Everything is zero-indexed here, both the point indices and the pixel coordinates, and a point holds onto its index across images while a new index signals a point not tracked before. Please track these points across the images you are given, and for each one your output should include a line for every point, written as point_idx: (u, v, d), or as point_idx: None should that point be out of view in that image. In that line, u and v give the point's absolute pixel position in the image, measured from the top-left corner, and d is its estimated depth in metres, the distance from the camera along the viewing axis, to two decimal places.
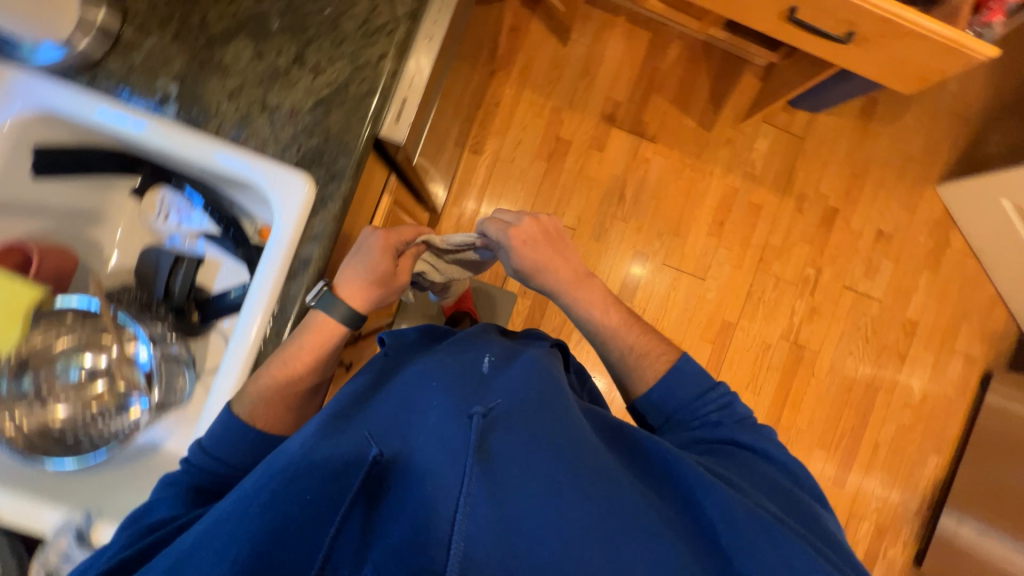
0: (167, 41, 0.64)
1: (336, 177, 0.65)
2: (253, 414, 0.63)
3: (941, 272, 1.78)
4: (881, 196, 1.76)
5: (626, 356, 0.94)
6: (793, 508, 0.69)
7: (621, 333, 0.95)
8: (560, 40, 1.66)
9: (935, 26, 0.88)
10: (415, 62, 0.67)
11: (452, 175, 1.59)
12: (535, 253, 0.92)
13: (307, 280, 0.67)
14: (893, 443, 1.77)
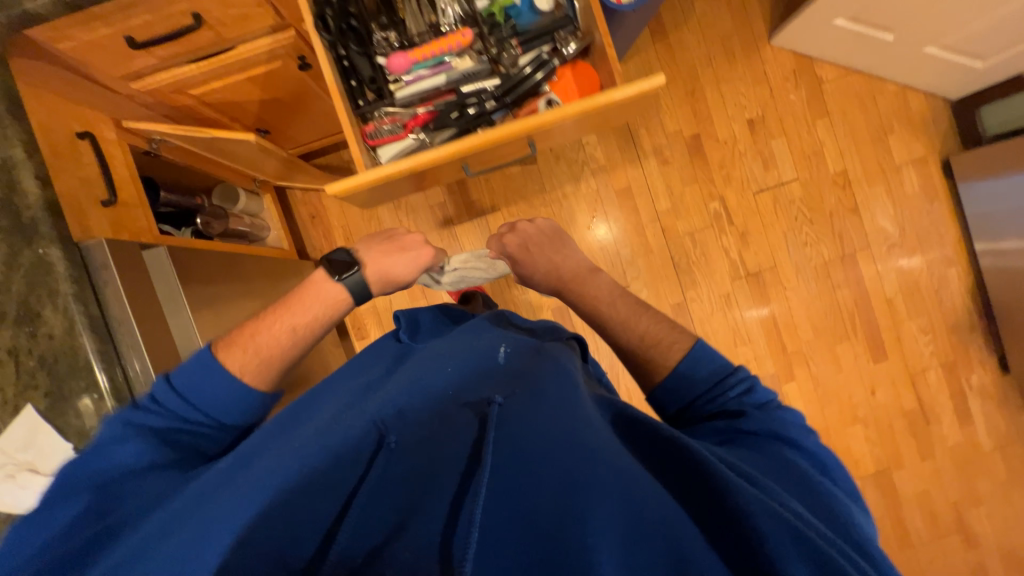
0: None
1: None
2: (239, 367, 0.75)
3: (834, 108, 1.62)
4: (728, 88, 1.60)
5: (656, 338, 0.85)
6: (821, 512, 0.58)
7: (638, 316, 0.90)
8: None
9: (629, 91, 0.71)
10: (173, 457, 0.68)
11: None
12: (536, 259, 1.04)
13: None
14: (904, 288, 1.64)
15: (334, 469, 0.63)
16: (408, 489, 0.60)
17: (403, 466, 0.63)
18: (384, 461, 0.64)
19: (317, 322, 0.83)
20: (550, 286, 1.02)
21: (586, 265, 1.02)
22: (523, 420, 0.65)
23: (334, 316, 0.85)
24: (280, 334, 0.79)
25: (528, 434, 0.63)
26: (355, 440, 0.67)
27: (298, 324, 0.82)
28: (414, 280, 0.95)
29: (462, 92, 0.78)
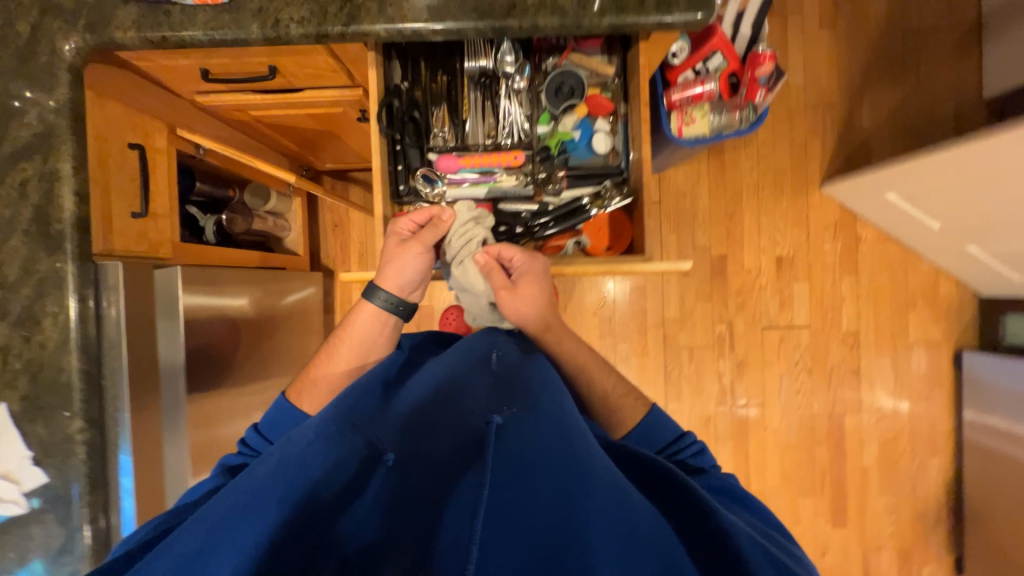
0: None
1: None
2: (306, 405, 0.73)
3: (865, 270, 1.61)
4: (766, 221, 1.61)
5: (612, 397, 0.76)
6: (789, 554, 0.53)
7: (596, 369, 0.78)
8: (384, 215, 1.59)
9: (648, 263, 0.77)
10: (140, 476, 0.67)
11: None
12: (541, 288, 0.74)
13: None
14: (883, 462, 1.62)
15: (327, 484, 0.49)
16: (417, 524, 0.47)
17: (408, 490, 0.50)
18: (386, 486, 0.49)
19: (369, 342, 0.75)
20: (539, 320, 0.74)
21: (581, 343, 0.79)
22: (526, 434, 0.53)
23: (382, 345, 0.75)
24: (332, 363, 0.75)
25: (539, 455, 0.51)
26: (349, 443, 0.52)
27: (359, 349, 0.75)
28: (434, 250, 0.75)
29: (500, 207, 0.81)
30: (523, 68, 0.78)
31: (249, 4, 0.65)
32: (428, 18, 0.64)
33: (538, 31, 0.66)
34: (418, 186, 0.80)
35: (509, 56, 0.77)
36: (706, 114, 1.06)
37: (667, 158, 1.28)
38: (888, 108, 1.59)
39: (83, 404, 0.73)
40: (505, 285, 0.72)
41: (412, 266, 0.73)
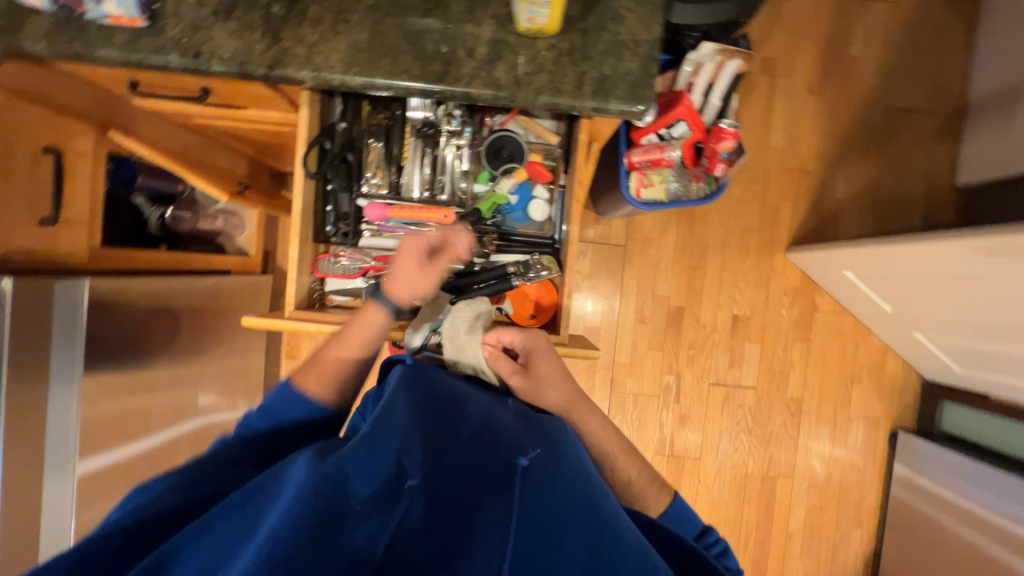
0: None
1: None
2: (305, 381, 0.69)
3: (818, 338, 1.63)
4: (728, 278, 1.61)
5: (634, 484, 0.73)
6: None
7: (620, 456, 0.77)
8: None
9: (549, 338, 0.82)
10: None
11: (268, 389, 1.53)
12: (551, 365, 0.77)
13: None
14: (809, 527, 1.65)
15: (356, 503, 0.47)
16: (449, 546, 0.46)
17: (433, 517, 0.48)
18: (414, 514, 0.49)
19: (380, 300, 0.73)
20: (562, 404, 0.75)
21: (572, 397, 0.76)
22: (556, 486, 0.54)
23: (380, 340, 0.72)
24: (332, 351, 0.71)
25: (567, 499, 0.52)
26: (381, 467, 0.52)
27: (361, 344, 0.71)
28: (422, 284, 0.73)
29: None
30: (464, 126, 0.77)
31: (172, 32, 0.62)
32: (357, 71, 0.62)
33: (472, 98, 0.64)
34: (347, 178, 0.77)
35: (452, 111, 0.76)
36: (664, 179, 1.05)
37: (631, 210, 1.27)
38: (863, 181, 1.59)
39: None
40: (517, 373, 0.74)
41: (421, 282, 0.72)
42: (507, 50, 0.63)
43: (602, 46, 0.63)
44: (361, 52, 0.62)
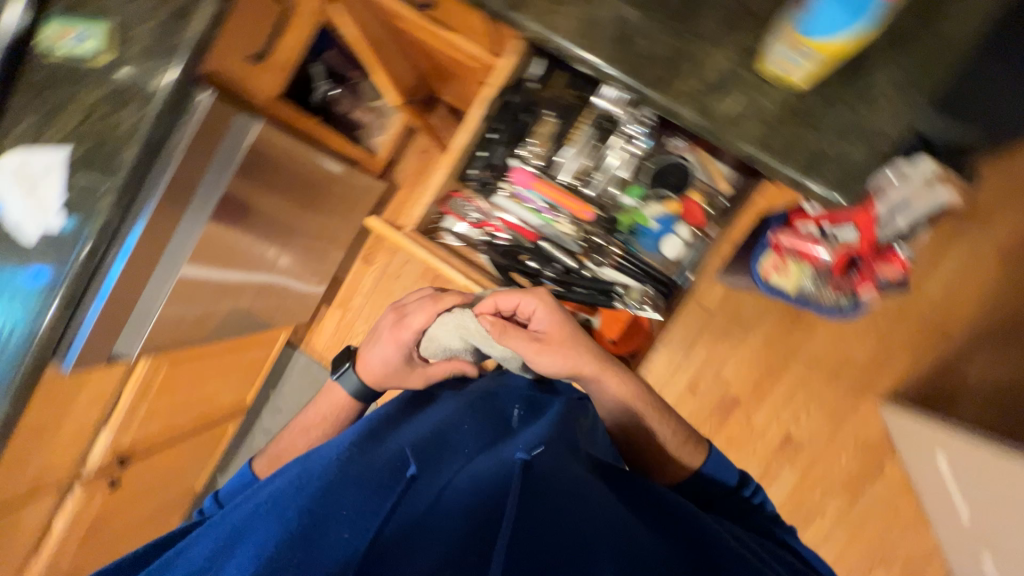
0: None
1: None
2: (259, 466, 0.91)
3: (864, 504, 1.47)
4: (801, 397, 1.48)
5: (669, 439, 0.89)
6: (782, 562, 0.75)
7: (648, 412, 0.91)
8: None
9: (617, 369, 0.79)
10: (108, 238, 0.77)
11: (334, 279, 1.63)
12: (557, 320, 0.81)
13: None
14: None
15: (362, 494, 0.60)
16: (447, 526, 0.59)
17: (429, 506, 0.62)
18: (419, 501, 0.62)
19: (393, 376, 0.90)
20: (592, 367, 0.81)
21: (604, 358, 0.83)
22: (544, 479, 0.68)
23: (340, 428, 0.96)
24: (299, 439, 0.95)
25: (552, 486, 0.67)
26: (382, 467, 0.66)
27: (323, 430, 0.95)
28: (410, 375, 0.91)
29: (542, 245, 0.82)
30: (648, 137, 0.74)
31: None
32: (580, 45, 0.61)
33: (674, 115, 0.61)
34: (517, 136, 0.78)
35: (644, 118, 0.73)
36: (800, 274, 0.97)
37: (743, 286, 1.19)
38: (1006, 374, 1.38)
39: (117, 189, 0.74)
40: (531, 342, 0.79)
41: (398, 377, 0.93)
42: (737, 85, 0.59)
43: (837, 120, 0.57)
44: (595, 27, 0.61)
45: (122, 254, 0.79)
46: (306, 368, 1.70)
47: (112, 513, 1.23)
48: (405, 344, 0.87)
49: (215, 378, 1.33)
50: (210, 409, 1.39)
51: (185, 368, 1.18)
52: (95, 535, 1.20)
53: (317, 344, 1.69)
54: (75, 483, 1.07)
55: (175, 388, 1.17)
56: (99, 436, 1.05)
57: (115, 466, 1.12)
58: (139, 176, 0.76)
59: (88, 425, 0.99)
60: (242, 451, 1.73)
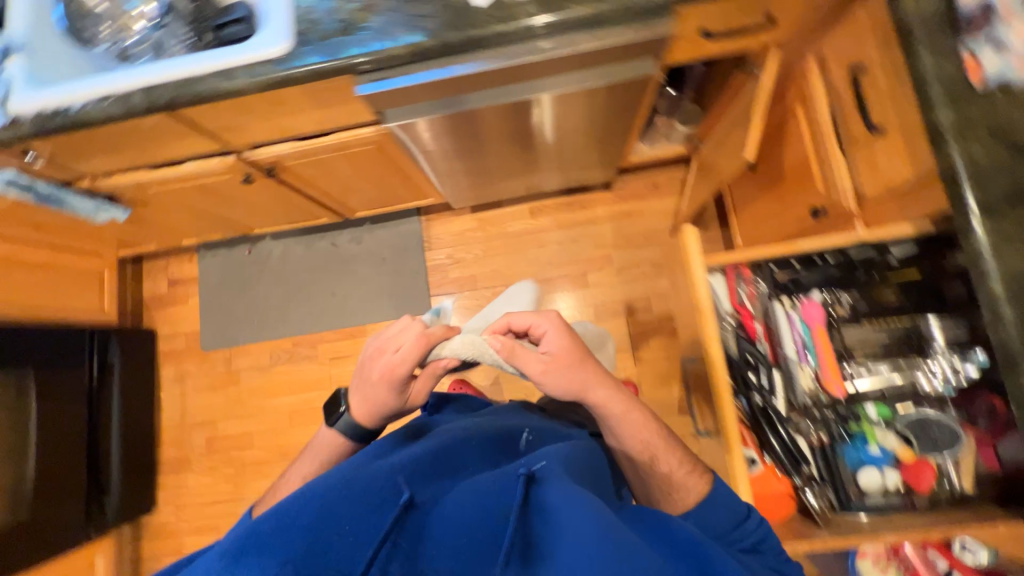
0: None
1: (307, 65, 0.79)
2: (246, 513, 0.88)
3: None
4: None
5: (675, 474, 0.80)
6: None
7: (661, 448, 0.82)
8: (669, 227, 1.60)
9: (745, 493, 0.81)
10: (504, 44, 0.77)
11: (497, 201, 1.65)
12: (572, 342, 0.79)
13: (234, 83, 0.80)
14: None
15: (357, 518, 0.58)
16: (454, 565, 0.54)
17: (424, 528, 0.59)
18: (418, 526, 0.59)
19: (386, 406, 0.84)
20: (606, 388, 0.80)
21: (630, 402, 0.82)
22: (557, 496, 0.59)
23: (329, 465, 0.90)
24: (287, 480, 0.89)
25: (556, 510, 0.55)
26: (375, 483, 0.63)
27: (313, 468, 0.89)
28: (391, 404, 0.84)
29: (780, 370, 0.87)
30: (945, 387, 0.82)
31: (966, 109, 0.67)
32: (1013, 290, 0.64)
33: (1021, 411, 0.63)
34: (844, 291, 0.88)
35: (958, 368, 0.81)
36: None
37: None
38: None
39: (550, 18, 0.75)
40: (541, 359, 0.78)
41: (372, 410, 0.85)
42: None
43: None
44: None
45: (491, 59, 0.78)
46: (410, 235, 1.71)
47: (214, 197, 1.26)
48: (393, 379, 0.81)
49: (369, 184, 1.34)
50: (337, 198, 1.41)
51: (374, 159, 1.17)
52: (187, 194, 1.21)
53: (433, 228, 1.71)
54: (233, 155, 1.06)
55: (355, 159, 1.16)
56: (286, 143, 1.05)
57: (262, 171, 1.14)
58: (571, 26, 0.76)
59: (295, 131, 1.01)
60: (306, 242, 1.75)
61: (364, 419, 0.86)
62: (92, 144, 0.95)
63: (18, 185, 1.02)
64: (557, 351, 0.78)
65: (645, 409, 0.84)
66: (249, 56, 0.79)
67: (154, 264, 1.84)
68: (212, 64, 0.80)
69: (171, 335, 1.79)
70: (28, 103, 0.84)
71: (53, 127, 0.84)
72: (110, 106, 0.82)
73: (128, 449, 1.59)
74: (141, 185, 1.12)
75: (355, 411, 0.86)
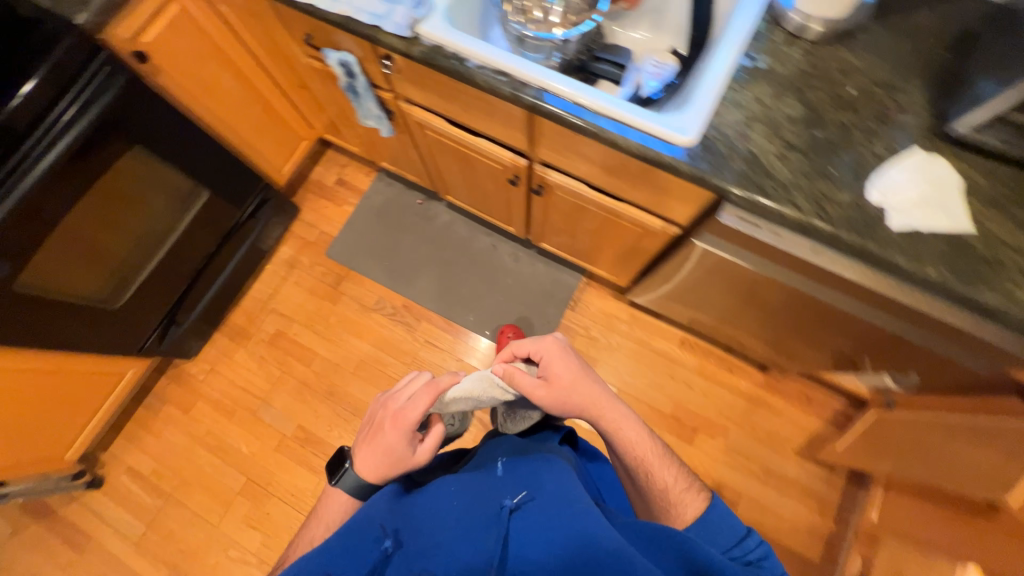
0: (804, 44, 0.84)
1: (699, 168, 0.77)
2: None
3: None
4: None
5: (670, 489, 0.77)
6: None
7: (655, 462, 0.80)
8: (800, 444, 1.49)
9: None
10: (891, 270, 0.73)
11: (661, 313, 1.59)
12: (567, 365, 0.85)
13: (619, 138, 0.79)
14: None
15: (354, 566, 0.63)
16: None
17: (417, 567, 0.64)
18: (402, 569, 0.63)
19: (397, 462, 0.76)
20: (612, 408, 0.84)
21: (622, 412, 0.84)
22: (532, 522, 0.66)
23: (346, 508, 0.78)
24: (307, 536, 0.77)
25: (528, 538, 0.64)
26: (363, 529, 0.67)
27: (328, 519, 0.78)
28: (403, 457, 0.76)
29: None
30: None
31: None
32: None
33: None
34: None
35: None
36: None
37: None
38: None
39: (958, 282, 0.69)
40: (537, 385, 0.82)
41: (380, 458, 0.76)
42: None
43: None
44: None
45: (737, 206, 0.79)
46: (563, 285, 1.68)
47: (461, 165, 1.26)
48: (402, 427, 0.75)
49: (587, 238, 1.31)
50: (545, 227, 1.39)
51: (623, 233, 1.15)
52: (446, 151, 1.21)
53: (586, 293, 1.67)
54: (526, 160, 1.07)
55: (609, 224, 1.14)
56: (576, 181, 1.05)
57: (530, 181, 1.14)
58: (938, 292, 0.72)
59: (598, 180, 1.00)
60: (473, 228, 1.75)
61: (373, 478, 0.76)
62: (437, 85, 0.96)
63: (347, 69, 1.05)
64: (549, 378, 0.83)
65: (638, 420, 0.84)
66: (654, 126, 0.78)
67: (337, 155, 1.87)
68: (613, 109, 0.79)
69: (308, 223, 1.81)
70: (434, 32, 0.85)
71: (439, 65, 0.86)
72: (503, 85, 0.83)
73: (213, 295, 1.59)
74: (427, 126, 1.13)
75: (361, 470, 0.77)
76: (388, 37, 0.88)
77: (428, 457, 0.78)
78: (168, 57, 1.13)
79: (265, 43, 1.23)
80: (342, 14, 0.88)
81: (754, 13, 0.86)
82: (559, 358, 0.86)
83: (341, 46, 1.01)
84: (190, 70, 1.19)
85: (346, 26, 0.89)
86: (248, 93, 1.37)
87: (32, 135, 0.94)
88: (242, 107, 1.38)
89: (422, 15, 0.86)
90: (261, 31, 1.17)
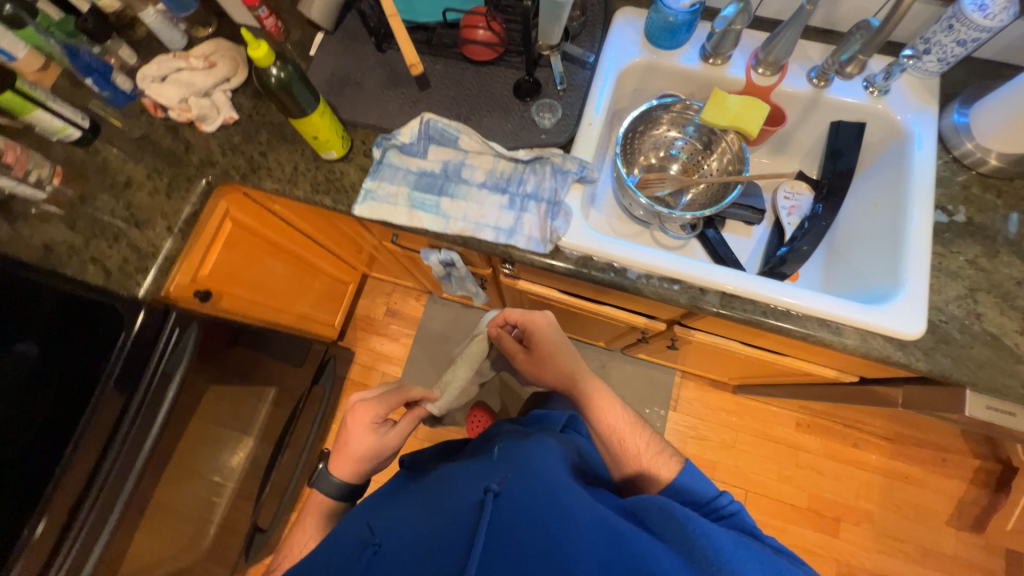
0: (994, 184, 0.75)
1: (937, 361, 0.66)
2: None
3: None
4: None
5: (640, 454, 0.65)
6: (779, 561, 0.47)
7: (628, 426, 0.69)
8: (948, 515, 1.42)
9: None
10: None
11: (769, 399, 1.49)
12: (549, 341, 0.82)
13: (824, 335, 0.69)
14: None
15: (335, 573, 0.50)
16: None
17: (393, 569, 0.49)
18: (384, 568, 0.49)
19: (372, 456, 0.73)
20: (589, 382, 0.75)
21: (601, 389, 0.75)
22: (527, 495, 0.51)
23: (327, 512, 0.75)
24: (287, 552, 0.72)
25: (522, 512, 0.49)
26: (350, 546, 0.54)
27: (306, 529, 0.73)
28: (370, 442, 0.73)
29: None
30: None
31: None
32: None
33: None
34: None
35: None
36: None
37: None
38: None
39: None
40: (518, 350, 0.86)
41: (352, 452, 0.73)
42: None
43: None
44: None
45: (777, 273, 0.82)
46: (658, 384, 1.57)
47: (563, 315, 1.14)
48: (369, 418, 0.72)
49: (705, 361, 1.21)
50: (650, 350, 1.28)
51: (767, 368, 1.05)
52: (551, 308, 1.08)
53: (683, 388, 1.57)
54: (663, 321, 0.95)
55: (750, 362, 1.04)
56: (724, 337, 0.93)
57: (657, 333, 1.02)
58: None
59: (759, 341, 0.89)
60: None
61: (352, 473, 0.73)
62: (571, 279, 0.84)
63: (447, 262, 0.90)
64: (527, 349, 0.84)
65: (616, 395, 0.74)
66: (869, 321, 0.67)
67: (379, 284, 1.72)
68: (814, 304, 0.69)
69: (365, 365, 1.65)
70: (581, 240, 0.73)
71: (594, 277, 0.74)
72: (680, 294, 0.72)
73: (293, 479, 1.42)
74: (535, 294, 1.00)
75: (339, 472, 0.73)
76: (522, 252, 0.75)
77: (401, 439, 0.74)
78: (228, 275, 0.98)
79: (326, 227, 1.09)
80: (458, 232, 0.75)
81: (933, 156, 0.75)
82: (541, 334, 0.82)
83: (443, 245, 0.87)
84: (248, 276, 1.04)
85: (466, 244, 0.77)
86: (302, 269, 1.22)
87: (114, 440, 0.74)
88: (298, 283, 1.24)
89: (563, 226, 0.73)
90: (324, 220, 1.03)
